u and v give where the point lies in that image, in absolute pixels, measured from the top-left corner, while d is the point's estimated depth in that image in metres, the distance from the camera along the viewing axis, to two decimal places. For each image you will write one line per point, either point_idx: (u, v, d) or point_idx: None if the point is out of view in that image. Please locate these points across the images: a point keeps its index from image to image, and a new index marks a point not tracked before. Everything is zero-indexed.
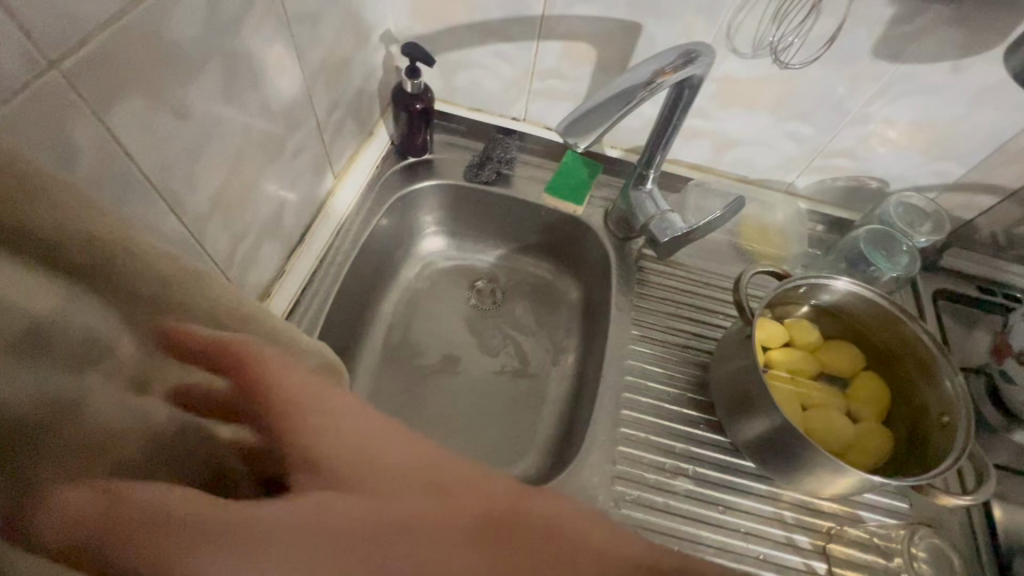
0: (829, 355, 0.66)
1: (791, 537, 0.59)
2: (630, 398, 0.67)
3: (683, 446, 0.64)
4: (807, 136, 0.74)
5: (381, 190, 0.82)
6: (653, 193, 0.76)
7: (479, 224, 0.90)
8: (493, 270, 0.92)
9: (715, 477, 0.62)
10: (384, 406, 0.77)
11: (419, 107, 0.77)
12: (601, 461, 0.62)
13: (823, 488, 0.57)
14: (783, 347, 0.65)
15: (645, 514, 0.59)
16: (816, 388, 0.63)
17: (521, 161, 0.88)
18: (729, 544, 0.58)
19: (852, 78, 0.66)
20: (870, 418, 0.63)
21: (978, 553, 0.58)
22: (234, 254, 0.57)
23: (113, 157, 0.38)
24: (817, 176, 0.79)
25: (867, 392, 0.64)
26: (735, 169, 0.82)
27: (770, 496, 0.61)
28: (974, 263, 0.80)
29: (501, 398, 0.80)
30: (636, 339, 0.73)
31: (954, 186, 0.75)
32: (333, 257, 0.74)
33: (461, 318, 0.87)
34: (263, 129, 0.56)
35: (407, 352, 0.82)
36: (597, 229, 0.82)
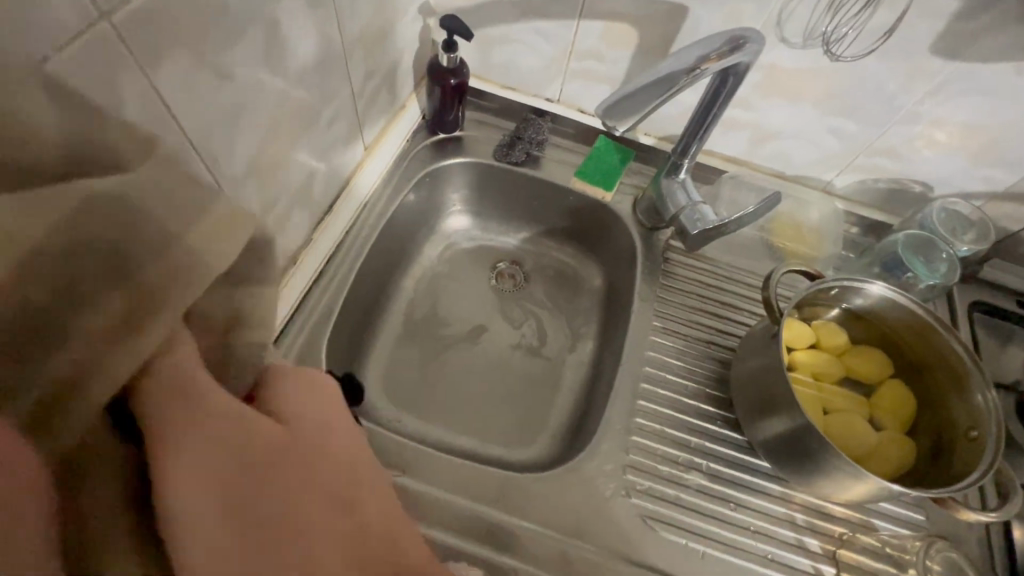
0: (854, 360, 0.65)
1: (801, 539, 0.59)
2: (647, 389, 0.67)
3: (698, 441, 0.63)
4: (852, 134, 0.71)
5: (409, 165, 0.82)
6: (686, 183, 0.74)
7: (505, 206, 0.90)
8: (515, 252, 0.92)
9: (728, 473, 0.62)
10: (401, 379, 0.78)
11: (453, 83, 0.76)
12: (615, 449, 0.62)
13: (839, 494, 0.56)
14: (809, 348, 0.64)
15: (655, 505, 0.59)
16: (839, 393, 0.62)
17: (552, 144, 0.86)
18: (738, 541, 0.58)
19: (906, 75, 0.63)
20: (893, 427, 0.61)
21: (995, 571, 0.57)
22: (266, 218, 0.58)
23: (158, 115, 0.39)
24: (858, 175, 0.76)
25: (892, 401, 0.62)
26: (772, 164, 0.79)
27: (782, 497, 0.61)
28: (1015, 277, 0.77)
29: (516, 380, 0.80)
30: (658, 330, 0.72)
31: (1003, 195, 0.72)
32: (360, 229, 0.74)
33: (481, 298, 0.87)
34: (300, 96, 0.56)
35: (427, 328, 0.83)
36: (625, 218, 0.81)
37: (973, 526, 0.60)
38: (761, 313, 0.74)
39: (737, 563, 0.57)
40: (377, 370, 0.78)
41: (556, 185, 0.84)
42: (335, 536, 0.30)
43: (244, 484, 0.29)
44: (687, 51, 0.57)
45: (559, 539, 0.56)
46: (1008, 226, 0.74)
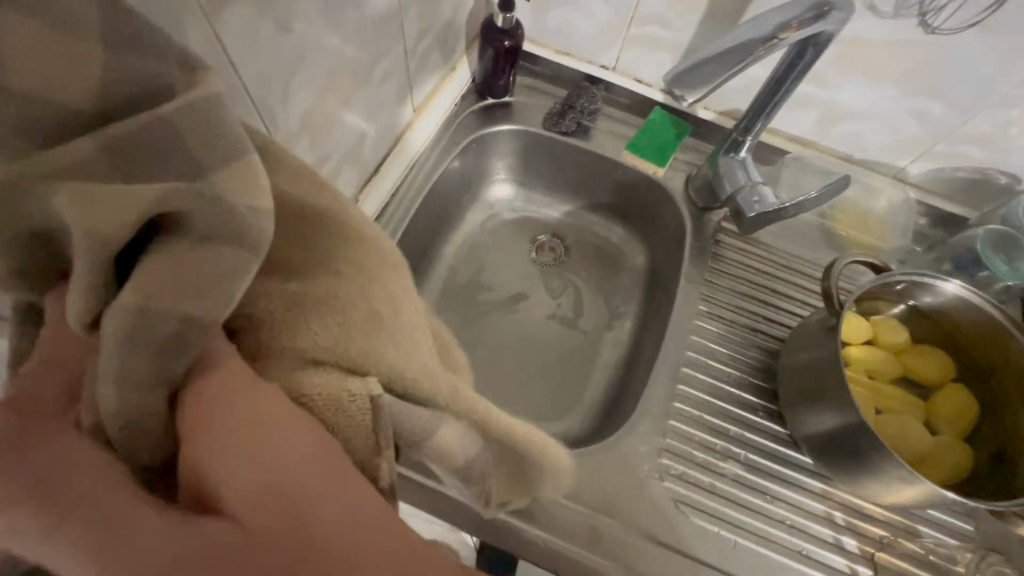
0: (914, 360, 0.61)
1: (838, 538, 0.57)
2: (688, 374, 0.65)
3: (736, 431, 0.62)
4: (936, 117, 0.66)
5: (457, 130, 0.80)
6: (746, 162, 0.70)
7: (551, 176, 0.87)
8: (558, 225, 0.90)
9: (766, 465, 0.60)
10: None
11: (508, 44, 0.74)
12: (651, 432, 0.61)
13: (885, 495, 0.54)
14: (865, 344, 0.61)
15: (687, 490, 0.58)
16: (894, 393, 0.59)
17: (604, 114, 0.83)
18: (772, 534, 0.57)
19: (1008, 53, 0.57)
20: (950, 434, 0.58)
21: None
22: (315, 177, 0.57)
23: (219, 65, 0.38)
24: (936, 163, 0.71)
25: (953, 407, 0.59)
26: (841, 146, 0.74)
27: (821, 494, 0.59)
28: None
29: (551, 356, 0.80)
30: (702, 315, 0.70)
31: None
32: (404, 193, 0.73)
33: (520, 270, 0.86)
34: (355, 52, 0.55)
35: (465, 298, 0.83)
36: (676, 196, 0.78)
37: None
38: (815, 304, 0.71)
39: (769, 555, 0.56)
40: None
41: (606, 158, 0.81)
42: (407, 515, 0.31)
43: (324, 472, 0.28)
44: (766, 18, 0.52)
45: (591, 515, 0.56)
46: None
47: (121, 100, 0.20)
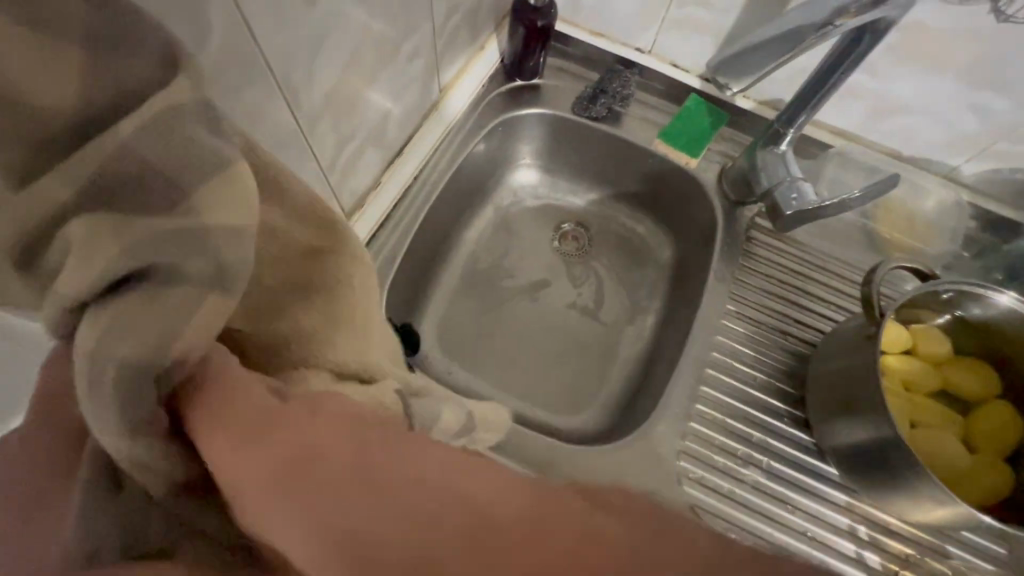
0: (955, 373, 0.58)
1: (861, 554, 0.55)
2: (712, 375, 0.63)
3: (760, 437, 0.60)
4: (998, 114, 0.61)
5: (483, 112, 0.77)
6: (786, 156, 0.66)
7: (578, 163, 0.84)
8: (582, 214, 0.87)
9: (789, 474, 0.58)
10: (456, 334, 0.77)
11: (540, 24, 0.71)
12: (671, 434, 0.60)
13: (915, 513, 0.52)
14: (903, 354, 0.58)
15: (706, 495, 0.57)
16: (931, 406, 0.56)
17: (636, 100, 0.79)
18: (791, 545, 0.55)
19: None
20: (990, 453, 0.55)
21: None
22: (337, 159, 0.56)
23: (241, 39, 0.37)
24: (993, 164, 0.66)
25: (995, 424, 0.55)
26: (890, 142, 0.70)
27: (845, 507, 0.57)
28: None
29: (570, 349, 0.78)
30: (730, 314, 0.67)
31: None
32: (427, 175, 0.72)
33: (541, 259, 0.84)
34: (382, 28, 0.53)
35: (485, 285, 0.81)
36: (708, 188, 0.74)
37: None
38: (850, 309, 0.67)
39: None
40: (433, 321, 0.77)
41: (637, 146, 0.77)
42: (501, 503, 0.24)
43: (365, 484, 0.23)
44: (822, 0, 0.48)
45: None
46: None
47: (106, 102, 0.17)
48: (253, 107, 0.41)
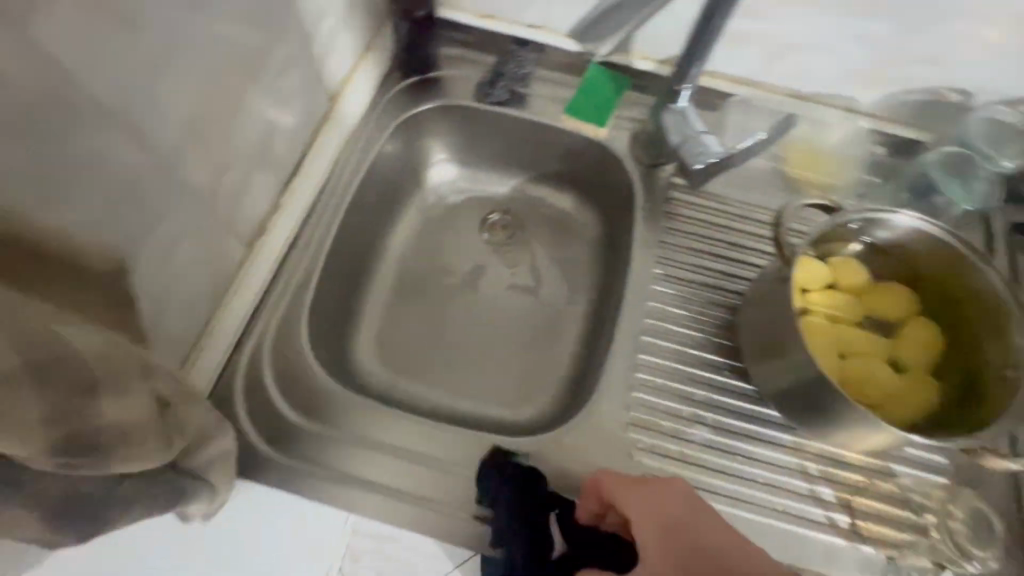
0: (875, 298, 0.60)
1: (813, 489, 0.57)
2: (649, 342, 0.63)
3: (704, 394, 0.60)
4: (882, 39, 0.63)
5: (382, 114, 0.74)
6: (687, 111, 0.65)
7: (497, 152, 0.82)
8: (507, 201, 0.85)
9: (735, 427, 0.59)
10: (398, 346, 0.75)
11: None
12: (615, 408, 0.59)
13: (855, 442, 0.55)
14: (823, 288, 0.60)
15: (657, 461, 0.57)
16: (860, 334, 0.58)
17: (541, 78, 0.77)
18: (746, 495, 0.56)
19: None
20: (918, 366, 0.57)
21: None
22: (220, 187, 0.52)
23: (48, 75, 0.34)
24: (889, 89, 0.68)
25: (918, 338, 0.58)
26: (789, 81, 0.70)
27: (793, 448, 0.58)
28: None
29: (516, 339, 0.77)
30: (659, 278, 0.66)
31: None
32: (333, 189, 0.68)
33: (472, 253, 0.83)
34: (241, 42, 0.50)
35: (423, 291, 0.79)
36: (622, 156, 0.74)
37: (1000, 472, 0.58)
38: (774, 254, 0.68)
39: (739, 512, 0.56)
40: (370, 335, 0.75)
41: (546, 125, 0.76)
42: None
43: None
44: None
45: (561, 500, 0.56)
46: None
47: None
48: (87, 150, 0.38)
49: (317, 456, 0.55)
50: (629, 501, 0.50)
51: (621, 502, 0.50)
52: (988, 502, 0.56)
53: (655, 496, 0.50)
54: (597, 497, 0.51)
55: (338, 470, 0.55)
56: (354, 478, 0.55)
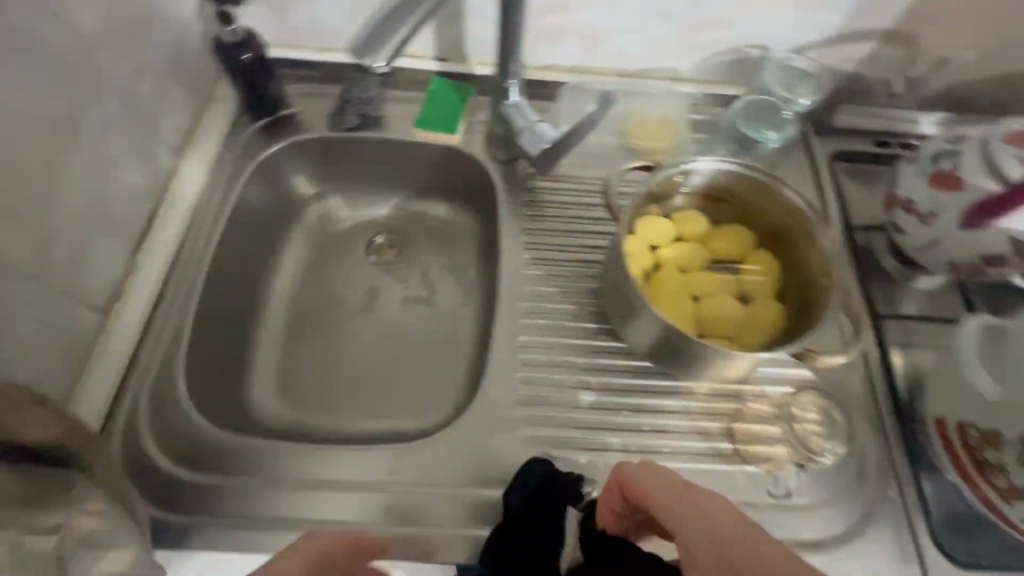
0: (717, 241, 0.66)
1: (696, 425, 0.61)
2: (528, 324, 0.66)
3: (585, 361, 0.64)
4: (677, 11, 0.70)
5: (237, 158, 0.75)
6: (520, 104, 0.69)
7: (366, 175, 0.85)
8: (389, 221, 0.87)
9: (618, 385, 0.63)
10: (299, 383, 0.75)
11: (249, 57, 0.69)
12: (504, 391, 0.62)
13: (719, 374, 0.59)
14: (670, 241, 0.66)
15: (551, 433, 0.60)
16: (708, 276, 0.64)
17: (390, 99, 0.80)
18: (637, 444, 0.60)
19: None
20: (763, 294, 0.63)
21: (878, 405, 0.63)
22: (50, 258, 0.52)
23: None
24: (700, 54, 0.75)
25: (757, 269, 0.64)
26: (614, 62, 0.77)
27: (673, 392, 0.63)
28: (866, 117, 0.80)
29: (417, 351, 0.79)
30: (529, 263, 0.70)
31: (834, 40, 0.73)
32: (194, 241, 0.68)
33: (362, 277, 0.84)
34: (44, 110, 0.50)
35: (316, 324, 0.80)
36: (480, 157, 0.77)
37: (854, 373, 0.65)
38: None
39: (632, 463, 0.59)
40: (268, 377, 0.74)
41: (403, 141, 0.78)
42: None
43: None
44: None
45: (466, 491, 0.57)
46: (842, 69, 0.76)
47: None
48: None
49: (212, 507, 0.55)
50: (647, 491, 0.47)
51: (643, 497, 0.47)
52: (847, 401, 0.62)
53: (677, 489, 0.46)
54: (622, 495, 0.49)
55: (238, 515, 0.55)
56: (254, 519, 0.55)
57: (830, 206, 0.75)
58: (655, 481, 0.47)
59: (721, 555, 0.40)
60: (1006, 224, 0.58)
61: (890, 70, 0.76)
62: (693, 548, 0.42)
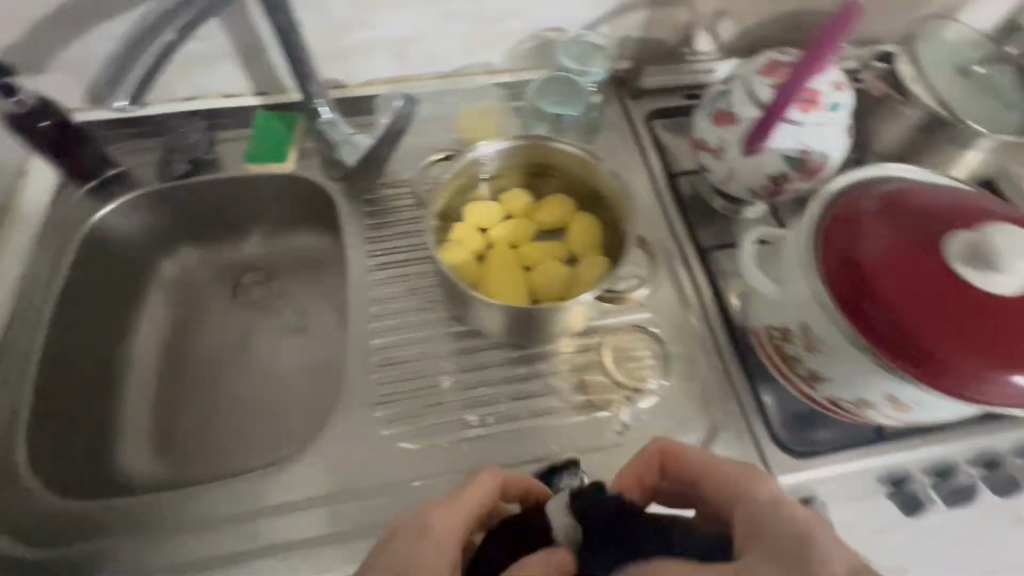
0: (541, 212, 0.69)
1: (548, 385, 0.65)
2: (377, 326, 0.68)
3: (437, 350, 0.67)
4: (465, 11, 0.74)
5: (65, 229, 0.74)
6: (336, 120, 0.72)
7: (217, 220, 0.84)
8: (253, 258, 0.87)
9: (470, 365, 0.66)
10: (172, 438, 0.74)
11: (48, 124, 0.67)
12: (360, 395, 0.64)
13: (555, 332, 0.64)
14: (498, 221, 0.69)
15: (410, 423, 0.63)
16: (535, 246, 0.67)
17: (223, 140, 0.80)
18: (494, 415, 0.63)
19: None
20: (588, 252, 0.67)
21: (715, 333, 0.68)
22: None
23: None
24: (505, 46, 0.80)
25: (580, 230, 0.67)
26: (428, 67, 0.80)
27: (524, 360, 0.66)
28: (673, 75, 0.86)
29: (294, 381, 0.79)
30: (373, 269, 0.72)
31: (618, 12, 0.78)
32: (24, 320, 0.68)
33: (231, 318, 0.84)
34: None
35: (186, 376, 0.79)
36: (317, 179, 0.78)
37: (690, 308, 0.70)
38: None
39: (491, 435, 0.62)
40: (140, 437, 0.73)
41: (238, 179, 0.79)
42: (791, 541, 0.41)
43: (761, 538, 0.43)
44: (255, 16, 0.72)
45: (330, 500, 0.58)
46: (637, 36, 0.82)
47: None
48: None
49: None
50: (696, 462, 0.52)
51: (691, 466, 0.52)
52: (683, 333, 0.68)
53: (717, 462, 0.51)
54: (658, 466, 0.54)
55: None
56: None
57: (653, 161, 0.81)
58: (699, 456, 0.52)
59: (778, 514, 0.44)
60: (770, 146, 0.65)
61: (680, 28, 0.82)
62: (751, 518, 0.45)
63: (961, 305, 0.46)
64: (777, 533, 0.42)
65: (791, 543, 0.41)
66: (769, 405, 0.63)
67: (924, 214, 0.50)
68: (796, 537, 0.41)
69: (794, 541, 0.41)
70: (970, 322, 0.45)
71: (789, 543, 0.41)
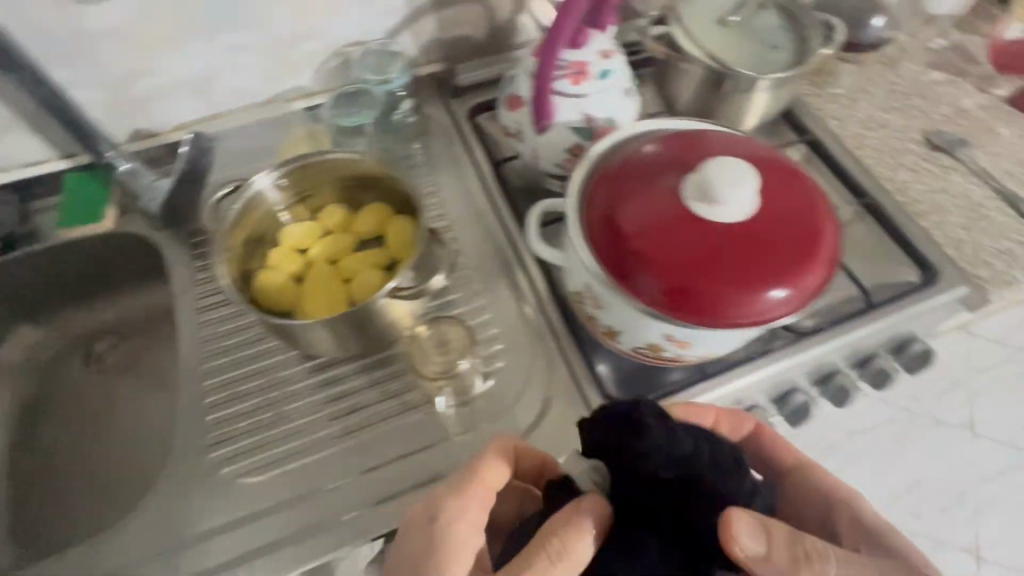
0: (358, 223, 0.70)
1: (386, 390, 0.66)
2: (208, 366, 0.67)
3: (271, 378, 0.67)
4: (253, 42, 0.75)
5: None
6: (134, 171, 0.73)
7: (48, 292, 0.81)
8: (102, 323, 0.85)
9: (306, 386, 0.66)
10: (23, 524, 0.71)
11: None
12: (195, 438, 0.64)
13: (378, 339, 0.65)
14: (315, 238, 0.70)
15: (245, 457, 0.62)
16: (354, 258, 0.68)
17: (35, 210, 0.78)
18: (332, 431, 0.64)
19: None
20: (403, 255, 0.67)
21: (548, 315, 0.68)
22: None
23: None
24: (310, 69, 0.81)
25: (394, 235, 0.68)
26: (237, 101, 0.81)
27: (361, 370, 0.68)
28: (489, 67, 0.88)
29: (143, 441, 0.76)
30: (201, 309, 0.71)
31: (411, 18, 0.80)
32: None
33: (82, 387, 0.81)
34: None
35: (31, 458, 0.76)
36: (138, 233, 0.77)
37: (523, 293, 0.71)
38: None
39: (329, 453, 0.63)
40: None
41: (54, 249, 0.76)
42: (860, 528, 0.56)
43: (867, 536, 0.55)
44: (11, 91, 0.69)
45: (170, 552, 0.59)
46: (440, 37, 0.83)
47: None
48: None
49: None
50: (772, 440, 0.64)
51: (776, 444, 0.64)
52: (515, 316, 0.70)
53: (798, 453, 0.64)
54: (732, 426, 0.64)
55: None
56: None
57: (477, 152, 0.82)
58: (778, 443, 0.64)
59: (864, 520, 0.56)
60: (557, 122, 0.67)
61: (479, 22, 0.83)
62: (842, 517, 0.58)
63: (702, 250, 0.50)
64: (867, 523, 0.56)
65: (879, 524, 0.55)
66: (603, 374, 0.65)
67: (682, 160, 0.54)
68: (890, 537, 0.54)
69: (880, 542, 0.54)
70: (713, 263, 0.49)
71: (869, 531, 0.56)
